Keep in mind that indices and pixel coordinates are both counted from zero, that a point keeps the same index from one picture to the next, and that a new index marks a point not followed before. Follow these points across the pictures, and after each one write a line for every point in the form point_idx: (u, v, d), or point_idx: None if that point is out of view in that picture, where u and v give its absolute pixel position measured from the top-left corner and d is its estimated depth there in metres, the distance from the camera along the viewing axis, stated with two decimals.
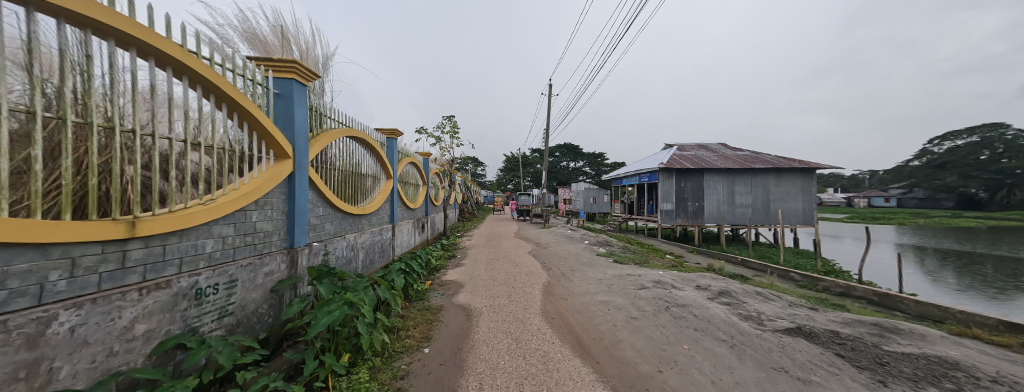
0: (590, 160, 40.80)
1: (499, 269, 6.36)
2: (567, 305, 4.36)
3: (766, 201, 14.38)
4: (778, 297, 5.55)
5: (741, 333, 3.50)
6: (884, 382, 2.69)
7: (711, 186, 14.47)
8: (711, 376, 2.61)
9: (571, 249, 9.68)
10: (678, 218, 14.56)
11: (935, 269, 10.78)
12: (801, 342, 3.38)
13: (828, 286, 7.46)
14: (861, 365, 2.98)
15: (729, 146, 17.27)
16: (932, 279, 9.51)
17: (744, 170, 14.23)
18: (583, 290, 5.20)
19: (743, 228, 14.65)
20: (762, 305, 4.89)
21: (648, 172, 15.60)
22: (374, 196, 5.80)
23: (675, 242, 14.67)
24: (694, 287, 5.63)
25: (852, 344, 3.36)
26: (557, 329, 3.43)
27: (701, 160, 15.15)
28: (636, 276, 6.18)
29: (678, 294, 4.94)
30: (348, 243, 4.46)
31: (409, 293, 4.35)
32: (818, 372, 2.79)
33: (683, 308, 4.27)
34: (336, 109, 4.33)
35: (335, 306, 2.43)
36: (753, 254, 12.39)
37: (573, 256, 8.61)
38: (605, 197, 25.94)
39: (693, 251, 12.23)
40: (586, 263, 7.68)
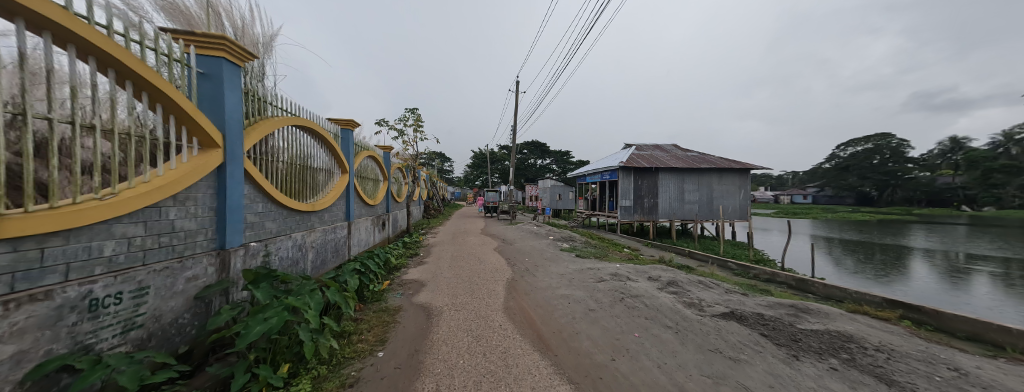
0: (556, 158, 41.95)
1: (463, 267, 6.28)
2: (529, 300, 4.45)
3: (710, 198, 15.84)
4: (717, 285, 6.17)
5: (684, 319, 3.82)
6: (796, 356, 3.12)
7: (665, 184, 15.59)
8: (658, 361, 2.83)
9: (536, 245, 9.86)
10: (635, 214, 15.50)
11: (838, 256, 12.72)
12: (734, 325, 3.79)
13: (757, 273, 8.45)
14: (780, 343, 3.41)
15: (680, 147, 18.74)
16: (836, 265, 11.21)
17: (692, 170, 15.55)
18: (546, 285, 5.33)
19: (690, 223, 16.01)
20: (704, 292, 5.39)
21: (609, 170, 16.39)
22: (326, 191, 5.41)
23: (632, 237, 15.60)
24: (647, 278, 6.06)
25: (773, 325, 3.84)
26: (518, 324, 3.47)
27: (655, 159, 16.23)
28: (595, 270, 6.49)
29: (633, 285, 5.26)
30: (294, 243, 4.12)
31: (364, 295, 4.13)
32: (746, 351, 3.14)
33: (636, 298, 4.56)
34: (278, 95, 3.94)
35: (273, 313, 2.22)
36: (698, 246, 13.60)
37: (537, 252, 8.77)
38: (570, 194, 26.81)
39: (648, 245, 13.08)
40: (550, 259, 7.89)
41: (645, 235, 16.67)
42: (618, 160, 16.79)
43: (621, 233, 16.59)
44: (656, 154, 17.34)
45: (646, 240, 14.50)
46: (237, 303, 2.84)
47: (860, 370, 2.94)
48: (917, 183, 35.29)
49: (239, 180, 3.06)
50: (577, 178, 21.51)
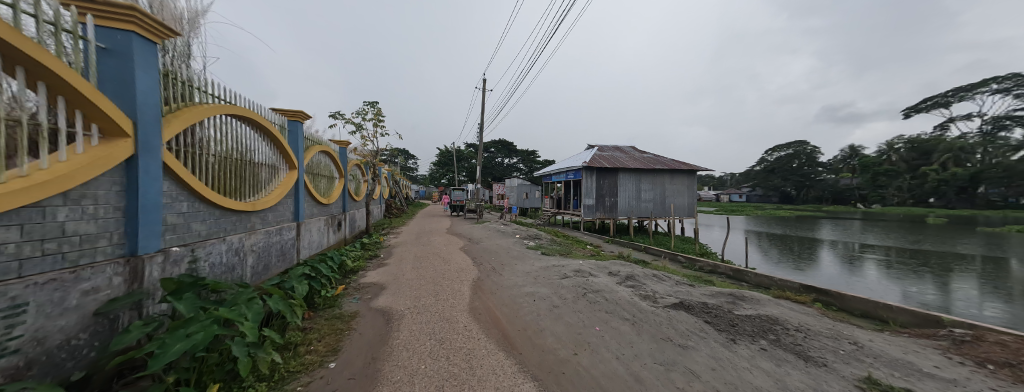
0: (523, 157, 42.45)
1: (427, 267, 6.09)
2: (495, 299, 4.44)
3: (662, 197, 17.07)
4: (668, 277, 6.66)
5: (639, 311, 4.07)
6: (734, 340, 3.47)
7: (624, 183, 16.48)
8: (616, 353, 2.98)
9: (502, 244, 9.89)
10: (597, 212, 16.19)
11: (767, 248, 14.47)
12: (682, 314, 4.12)
13: (702, 265, 9.29)
14: (720, 328, 3.78)
15: (638, 149, 19.95)
16: (765, 256, 12.73)
17: (648, 171, 16.64)
18: (512, 283, 5.37)
19: (645, 220, 17.13)
20: (657, 285, 5.79)
21: (574, 170, 16.95)
22: (270, 189, 4.93)
23: (594, 234, 16.31)
24: (607, 273, 6.36)
25: (714, 312, 4.24)
26: (483, 324, 3.45)
27: (615, 160, 17.10)
28: (559, 266, 6.67)
29: (594, 280, 5.49)
30: (229, 247, 3.68)
31: (314, 301, 3.82)
32: (693, 338, 3.43)
33: (597, 293, 4.77)
34: (208, 80, 3.49)
35: (199, 328, 1.95)
36: (652, 241, 14.61)
37: (504, 250, 8.81)
38: (537, 193, 27.28)
39: (608, 241, 13.77)
40: (516, 257, 7.96)
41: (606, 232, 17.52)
42: (582, 160, 17.42)
43: (584, 231, 17.26)
44: (616, 155, 18.26)
45: (607, 237, 15.23)
46: (154, 317, 2.46)
47: (783, 349, 3.36)
48: (826, 184, 41.39)
49: (156, 175, 2.66)
50: (543, 178, 21.96)
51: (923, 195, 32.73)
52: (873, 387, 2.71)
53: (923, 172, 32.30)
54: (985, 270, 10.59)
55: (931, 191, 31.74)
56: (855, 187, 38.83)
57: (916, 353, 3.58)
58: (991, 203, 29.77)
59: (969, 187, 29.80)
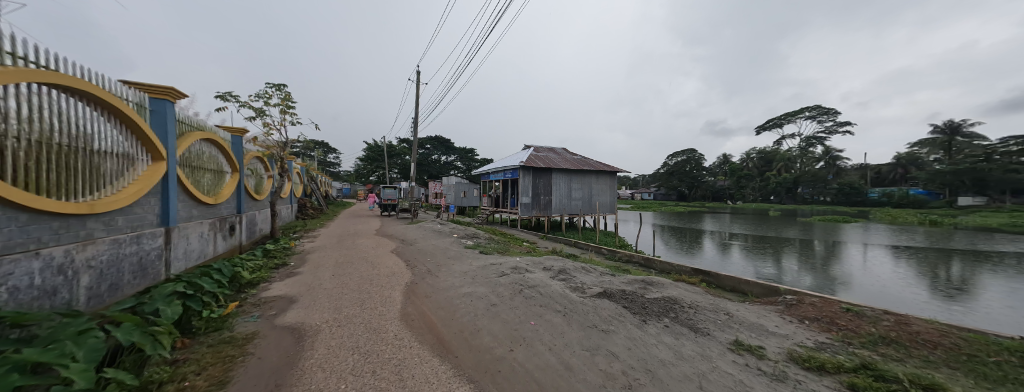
0: (461, 154, 41.79)
1: (351, 274, 5.51)
2: (429, 303, 4.24)
3: (590, 195, 18.66)
4: (594, 269, 7.29)
5: (570, 303, 4.35)
6: (645, 321, 3.98)
7: (557, 182, 17.51)
8: (549, 344, 3.13)
9: (439, 244, 9.58)
10: (533, 210, 16.84)
11: (668, 239, 17.07)
12: (605, 302, 4.56)
13: (620, 256, 10.45)
14: (635, 311, 4.29)
15: (569, 151, 21.39)
16: (667, 245, 15.02)
17: (578, 171, 18.00)
18: (448, 285, 5.20)
19: (575, 217, 18.50)
20: (585, 276, 6.28)
21: (511, 169, 17.33)
22: (121, 186, 3.83)
23: (530, 231, 16.94)
24: (541, 268, 6.66)
25: (631, 298, 4.78)
26: (416, 331, 3.27)
27: (549, 160, 18.01)
28: (497, 265, 6.74)
29: (529, 276, 5.68)
30: (49, 263, 2.73)
31: (192, 325, 3.08)
32: (614, 322, 3.80)
33: (532, 288, 4.95)
34: None
35: None
36: (581, 236, 15.84)
37: (440, 251, 8.53)
38: (475, 191, 27.11)
39: (543, 238, 14.47)
40: (453, 257, 7.77)
41: (541, 229, 18.38)
42: (519, 159, 17.92)
43: (521, 228, 17.80)
44: (550, 156, 19.26)
45: (542, 233, 15.98)
46: None
47: (681, 324, 3.97)
48: (711, 185, 50.65)
49: None
50: (481, 176, 21.91)
51: (767, 193, 43.19)
52: (739, 348, 3.39)
53: (768, 175, 42.47)
54: (804, 249, 14.30)
55: (772, 190, 42.12)
56: (728, 187, 48.50)
57: (766, 317, 4.59)
58: (808, 200, 40.49)
59: (793, 187, 40.48)
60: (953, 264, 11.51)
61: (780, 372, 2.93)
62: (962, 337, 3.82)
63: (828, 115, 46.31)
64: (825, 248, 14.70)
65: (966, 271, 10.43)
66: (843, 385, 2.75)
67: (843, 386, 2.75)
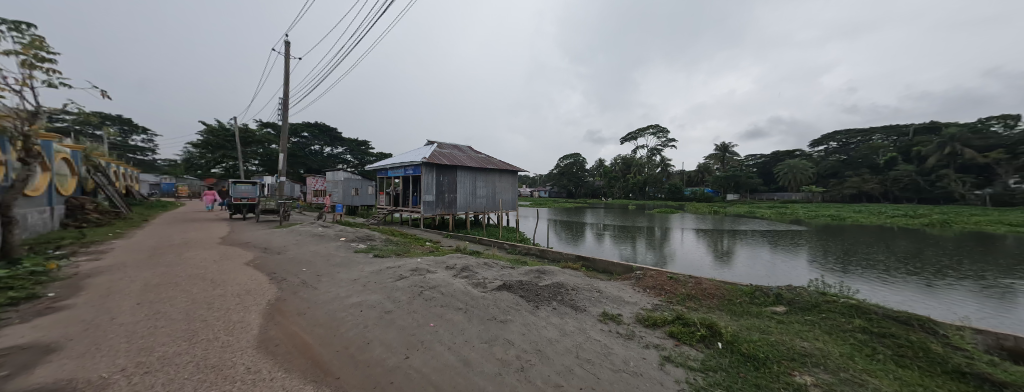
0: (350, 146, 36.71)
1: (179, 299, 4.08)
2: (304, 321, 3.56)
3: (494, 193, 19.28)
4: (495, 263, 7.57)
5: (471, 298, 4.40)
6: (537, 306, 4.40)
7: (462, 180, 17.40)
8: (449, 343, 3.09)
9: (320, 250, 8.14)
10: (437, 208, 16.27)
11: (558, 231, 19.34)
12: (504, 293, 4.82)
13: (520, 249, 11.17)
14: (529, 299, 4.68)
15: (473, 149, 21.54)
16: (557, 237, 17.02)
17: (483, 170, 18.32)
18: (331, 297, 4.47)
19: (479, 214, 18.79)
20: (486, 271, 6.45)
21: (412, 165, 16.22)
22: None
23: (434, 230, 16.29)
24: (444, 268, 6.49)
25: (527, 287, 5.18)
26: (282, 358, 2.68)
27: (454, 157, 17.67)
28: (394, 268, 6.19)
29: (430, 277, 5.45)
30: None
31: None
32: (511, 312, 4.05)
33: (433, 289, 4.77)
34: None
35: None
36: (485, 233, 16.20)
37: (322, 258, 7.26)
38: (368, 189, 24.24)
39: (446, 236, 14.14)
40: (339, 264, 6.73)
41: (445, 228, 17.92)
42: (421, 155, 16.93)
43: (423, 227, 16.90)
44: (455, 153, 18.94)
45: (446, 232, 15.56)
46: None
47: (565, 305, 4.56)
48: (590, 185, 59.98)
49: None
50: (377, 172, 19.73)
51: (628, 191, 54.02)
52: (606, 318, 4.14)
53: (629, 177, 53.17)
54: (649, 234, 18.65)
55: (631, 189, 52.98)
56: (602, 186, 58.41)
57: (624, 290, 5.74)
58: (652, 196, 52.65)
59: (644, 187, 51.92)
60: (726, 239, 17.08)
61: (632, 332, 3.71)
62: (727, 288, 5.67)
63: (664, 132, 61.20)
64: (661, 232, 19.54)
65: (733, 243, 15.64)
66: (667, 334, 3.70)
67: (667, 334, 3.70)
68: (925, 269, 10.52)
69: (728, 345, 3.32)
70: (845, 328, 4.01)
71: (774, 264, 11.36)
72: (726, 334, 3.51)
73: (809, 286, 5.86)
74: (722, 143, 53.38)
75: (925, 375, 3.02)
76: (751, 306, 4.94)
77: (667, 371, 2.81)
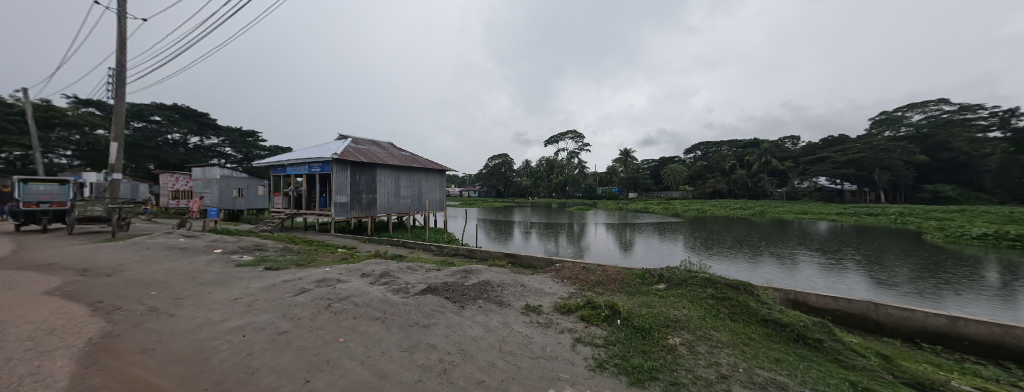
0: (229, 136, 29.95)
1: None
2: (156, 359, 2.75)
3: (420, 193, 18.27)
4: (420, 267, 7.19)
5: (391, 306, 4.09)
6: (463, 306, 4.37)
7: (382, 179, 15.93)
8: (362, 357, 2.81)
9: (184, 267, 6.40)
10: (352, 210, 14.56)
11: (487, 230, 19.49)
12: (428, 297, 4.62)
13: (448, 250, 10.85)
14: (454, 300, 4.60)
15: (395, 146, 19.97)
16: (486, 236, 17.15)
17: (407, 168, 17.14)
18: (200, 323, 3.57)
19: (404, 216, 17.56)
20: (409, 276, 6.08)
21: (319, 162, 14.13)
22: None
23: (348, 235, 14.55)
24: (359, 276, 5.86)
25: (452, 288, 5.08)
26: None
27: (372, 155, 16.08)
28: (293, 281, 5.32)
29: (341, 287, 4.86)
30: None
31: None
32: (434, 315, 3.92)
33: (343, 300, 4.27)
34: None
35: None
36: (410, 236, 15.22)
37: (186, 277, 5.72)
38: (258, 189, 20.20)
39: (364, 241, 12.79)
40: (214, 282, 5.42)
41: (362, 232, 16.20)
42: (331, 150, 14.89)
43: (335, 232, 14.93)
44: (373, 149, 17.25)
45: (363, 236, 14.04)
46: None
47: (490, 301, 4.64)
48: (517, 186, 62.30)
49: None
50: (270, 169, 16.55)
51: (551, 190, 58.00)
52: (528, 310, 4.37)
53: (551, 178, 57.13)
54: (569, 229, 20.41)
55: (553, 188, 57.02)
56: (528, 186, 61.36)
57: (544, 282, 6.14)
58: (572, 195, 57.66)
59: (564, 186, 56.45)
60: (628, 231, 19.92)
61: (549, 320, 4.01)
62: (628, 273, 6.57)
63: (580, 137, 67.73)
64: (579, 227, 21.57)
65: (634, 235, 18.39)
66: (579, 318, 4.11)
67: (579, 318, 4.11)
68: (753, 247, 14.18)
69: (625, 321, 3.88)
70: (703, 296, 5.09)
71: (662, 250, 13.72)
72: (623, 311, 4.08)
73: (684, 267, 7.24)
74: (624, 149, 61.90)
75: (750, 326, 4.12)
76: (643, 286, 5.87)
77: (577, 351, 3.12)
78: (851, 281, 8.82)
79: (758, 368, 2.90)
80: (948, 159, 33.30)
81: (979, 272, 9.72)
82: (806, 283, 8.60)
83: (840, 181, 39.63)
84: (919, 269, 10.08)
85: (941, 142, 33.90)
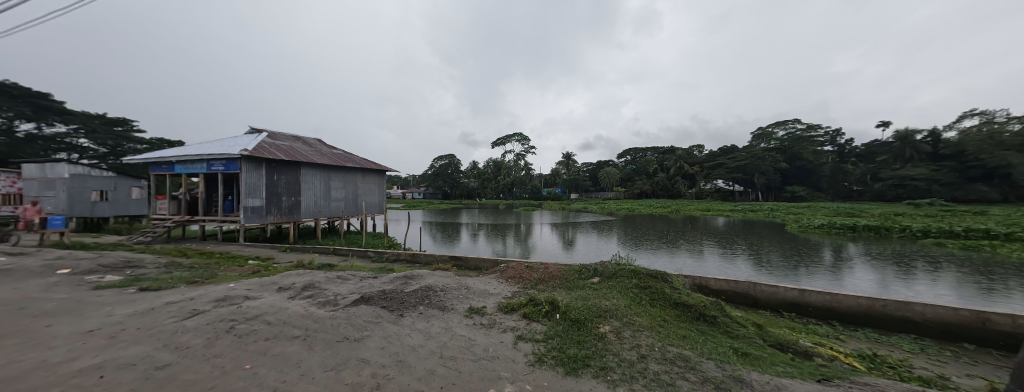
0: (85, 123, 23.40)
1: None
2: None
3: (355, 195, 16.67)
4: (352, 276, 6.56)
5: (315, 321, 3.65)
6: (401, 314, 4.12)
7: (307, 180, 14.10)
8: (275, 384, 2.44)
9: (8, 295, 4.77)
10: (269, 215, 12.62)
11: (431, 233, 18.71)
12: (360, 308, 4.24)
13: (387, 256, 10.09)
14: (392, 309, 4.31)
15: (323, 143, 17.92)
16: (430, 240, 16.47)
17: (339, 168, 15.47)
18: (28, 367, 2.68)
19: (335, 220, 15.83)
20: (339, 287, 5.51)
21: (223, 159, 11.93)
22: None
23: (263, 244, 12.57)
24: (275, 291, 5.10)
25: (389, 296, 4.75)
26: None
27: (295, 152, 14.16)
28: (183, 303, 4.38)
29: (250, 305, 4.16)
30: None
31: None
32: (367, 327, 3.61)
33: (253, 320, 3.66)
34: None
35: None
36: (343, 242, 13.79)
37: (9, 308, 4.27)
38: (125, 191, 16.30)
39: (285, 250, 11.18)
40: (57, 313, 4.14)
41: (282, 240, 14.15)
42: (239, 146, 12.69)
43: (245, 242, 12.75)
44: (295, 146, 15.22)
45: (283, 245, 12.26)
46: None
47: (431, 307, 4.47)
48: (464, 187, 61.22)
49: None
50: (150, 166, 13.39)
51: (498, 192, 58.32)
52: (471, 312, 4.32)
53: (498, 179, 57.52)
54: (516, 230, 20.79)
55: (501, 189, 57.39)
56: (475, 187, 60.78)
57: (489, 283, 6.13)
58: (518, 196, 58.84)
59: (511, 187, 57.27)
60: (571, 230, 21.12)
61: (492, 321, 4.02)
62: (568, 269, 6.93)
63: (526, 140, 69.69)
64: (525, 227, 22.10)
65: (575, 233, 19.54)
66: (521, 316, 4.21)
67: (521, 316, 4.22)
68: (672, 241, 16.24)
69: (563, 315, 4.09)
70: (629, 286, 5.64)
71: (600, 246, 14.84)
72: (561, 306, 4.31)
73: (615, 260, 7.91)
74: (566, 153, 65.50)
75: (668, 310, 4.71)
76: (580, 281, 6.27)
77: (519, 348, 3.20)
78: (741, 266, 10.69)
79: (669, 346, 3.34)
80: (801, 166, 42.91)
81: (821, 254, 12.71)
82: (711, 269, 10.24)
83: (733, 183, 47.94)
84: (786, 254, 12.70)
85: (796, 153, 43.50)
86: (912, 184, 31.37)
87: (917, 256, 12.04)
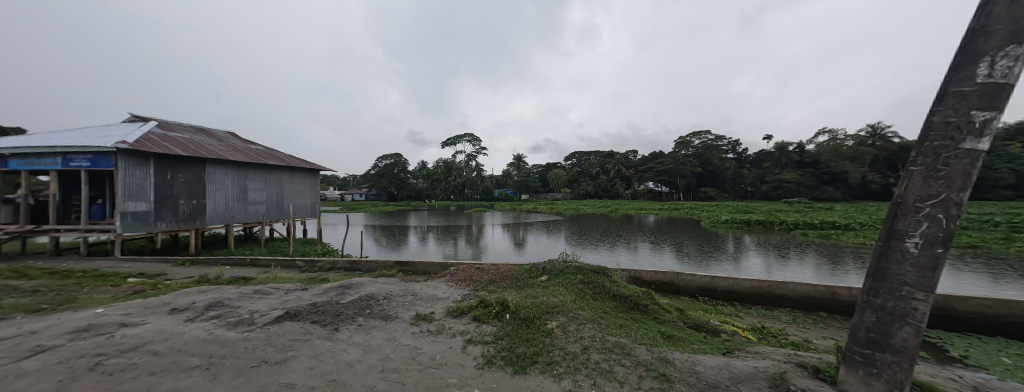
0: None
1: None
2: None
3: (279, 197, 14.59)
4: (274, 289, 5.73)
5: (223, 345, 3.09)
6: (336, 328, 3.72)
7: (215, 179, 11.90)
8: None
9: None
10: (159, 222, 10.35)
11: (374, 238, 17.37)
12: (285, 325, 3.72)
13: (320, 264, 9.05)
14: (324, 323, 3.86)
15: (236, 137, 15.37)
16: (372, 245, 15.27)
17: (258, 165, 13.37)
18: None
19: (254, 226, 13.68)
20: (257, 303, 4.76)
21: (89, 152, 9.46)
22: None
23: (151, 258, 10.28)
24: (168, 313, 4.20)
25: (322, 309, 4.26)
26: None
27: (196, 146, 11.87)
28: (22, 338, 3.34)
29: (129, 334, 3.35)
30: None
31: None
32: (293, 346, 3.18)
33: (133, 352, 2.95)
34: None
35: None
36: (264, 251, 11.97)
37: None
38: None
39: (184, 263, 9.29)
40: None
41: (180, 252, 11.76)
42: (114, 136, 10.18)
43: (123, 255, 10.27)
44: (198, 139, 12.78)
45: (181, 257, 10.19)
46: None
47: (372, 317, 4.13)
48: (412, 188, 58.30)
49: None
50: None
51: (448, 193, 56.78)
52: (416, 319, 4.10)
53: (448, 180, 56.02)
54: (468, 231, 20.48)
55: (451, 190, 55.97)
56: (424, 188, 58.26)
57: (437, 288, 5.90)
58: (469, 197, 58.01)
59: (461, 189, 56.21)
60: (522, 230, 21.52)
61: (440, 326, 3.87)
62: (519, 269, 7.03)
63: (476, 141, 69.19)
64: (476, 229, 21.88)
65: (526, 233, 20.00)
66: (471, 319, 4.14)
67: (470, 319, 4.14)
68: (615, 238, 17.64)
69: (513, 314, 4.12)
70: (575, 282, 5.94)
71: (550, 245, 15.42)
72: (510, 306, 4.34)
73: (562, 258, 8.27)
74: (516, 154, 66.72)
75: (609, 302, 5.09)
76: (530, 280, 6.40)
77: (468, 352, 3.13)
78: (669, 258, 12.09)
79: (609, 335, 3.61)
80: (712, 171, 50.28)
81: (729, 245, 15.04)
82: (645, 262, 11.40)
83: (661, 185, 54.04)
84: (703, 246, 14.73)
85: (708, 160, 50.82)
86: (787, 186, 39.02)
87: (794, 244, 15.00)
